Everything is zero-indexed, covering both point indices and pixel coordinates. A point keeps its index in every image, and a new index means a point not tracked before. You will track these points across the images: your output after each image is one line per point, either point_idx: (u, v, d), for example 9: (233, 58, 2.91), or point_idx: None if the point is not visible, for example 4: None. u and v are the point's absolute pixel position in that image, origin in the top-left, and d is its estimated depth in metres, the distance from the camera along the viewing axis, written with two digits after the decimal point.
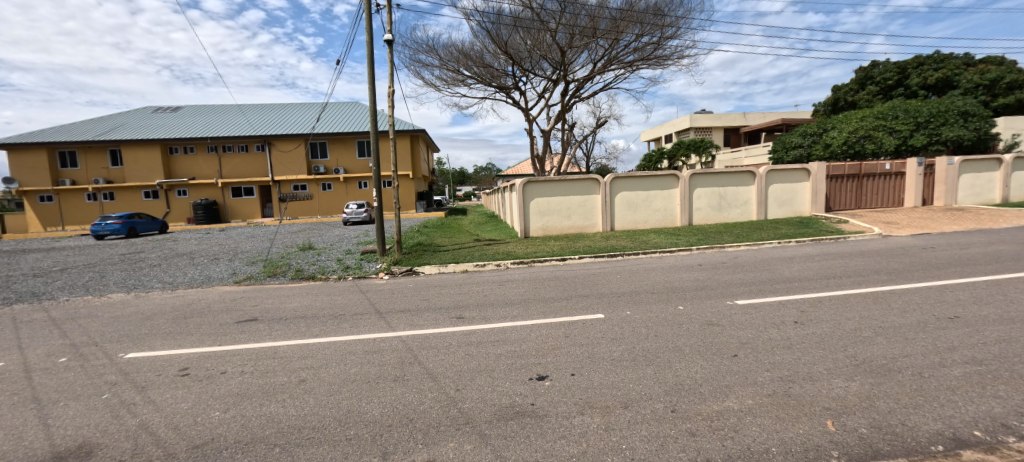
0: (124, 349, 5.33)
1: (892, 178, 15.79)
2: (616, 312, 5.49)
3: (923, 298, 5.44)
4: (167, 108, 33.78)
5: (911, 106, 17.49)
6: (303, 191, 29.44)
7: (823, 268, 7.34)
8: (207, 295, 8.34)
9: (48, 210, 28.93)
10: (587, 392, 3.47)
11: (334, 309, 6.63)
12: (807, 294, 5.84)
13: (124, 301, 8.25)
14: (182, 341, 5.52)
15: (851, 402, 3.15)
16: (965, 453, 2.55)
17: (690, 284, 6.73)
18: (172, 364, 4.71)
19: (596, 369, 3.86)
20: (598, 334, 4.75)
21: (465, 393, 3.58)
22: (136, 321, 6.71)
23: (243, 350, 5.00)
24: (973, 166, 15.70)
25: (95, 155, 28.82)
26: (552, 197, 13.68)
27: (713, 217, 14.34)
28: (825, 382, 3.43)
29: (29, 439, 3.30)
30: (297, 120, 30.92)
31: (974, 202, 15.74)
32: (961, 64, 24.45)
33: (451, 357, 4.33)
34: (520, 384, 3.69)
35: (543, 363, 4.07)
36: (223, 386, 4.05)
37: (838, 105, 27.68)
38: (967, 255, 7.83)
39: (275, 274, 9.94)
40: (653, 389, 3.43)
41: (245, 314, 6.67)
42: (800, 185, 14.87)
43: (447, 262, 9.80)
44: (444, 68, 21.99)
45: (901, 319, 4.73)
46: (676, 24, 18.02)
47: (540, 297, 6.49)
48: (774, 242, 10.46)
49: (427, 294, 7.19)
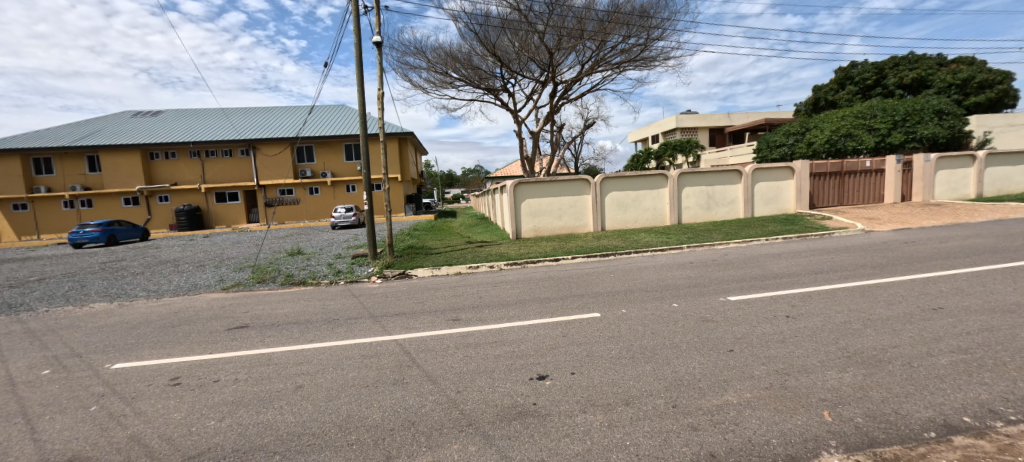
0: (110, 360, 5.21)
1: (872, 175, 16.21)
2: (612, 311, 5.53)
3: (908, 291, 5.58)
4: (146, 113, 33.09)
5: (888, 105, 17.97)
6: (289, 195, 29.11)
7: (811, 264, 7.47)
8: (194, 303, 8.20)
9: (23, 218, 28.14)
10: (587, 391, 3.49)
11: (327, 314, 6.57)
12: (797, 289, 5.96)
13: (107, 311, 8.03)
14: (171, 350, 5.41)
15: (845, 392, 3.22)
16: (956, 439, 2.64)
17: (683, 282, 6.81)
18: (162, 374, 4.61)
19: (595, 368, 3.88)
20: (595, 333, 4.77)
21: (466, 395, 3.58)
22: (120, 330, 6.55)
23: (235, 358, 4.91)
24: (948, 162, 16.15)
25: (72, 161, 28.12)
26: (543, 198, 13.73)
27: (702, 215, 14.54)
28: (820, 374, 3.50)
29: (16, 454, 3.23)
30: (282, 124, 30.52)
31: (950, 198, 16.19)
32: (934, 64, 25.19)
33: (450, 359, 4.33)
34: (521, 384, 3.69)
35: (542, 362, 4.09)
36: (217, 395, 3.99)
37: (818, 105, 28.31)
38: (946, 249, 8.06)
39: (264, 279, 9.81)
40: (652, 386, 3.47)
41: (234, 321, 6.57)
42: (785, 183, 15.14)
43: (440, 264, 9.78)
44: (432, 71, 21.97)
45: (889, 311, 4.86)
46: (662, 26, 18.22)
47: (535, 297, 6.52)
48: (761, 239, 10.63)
49: (421, 297, 7.17)
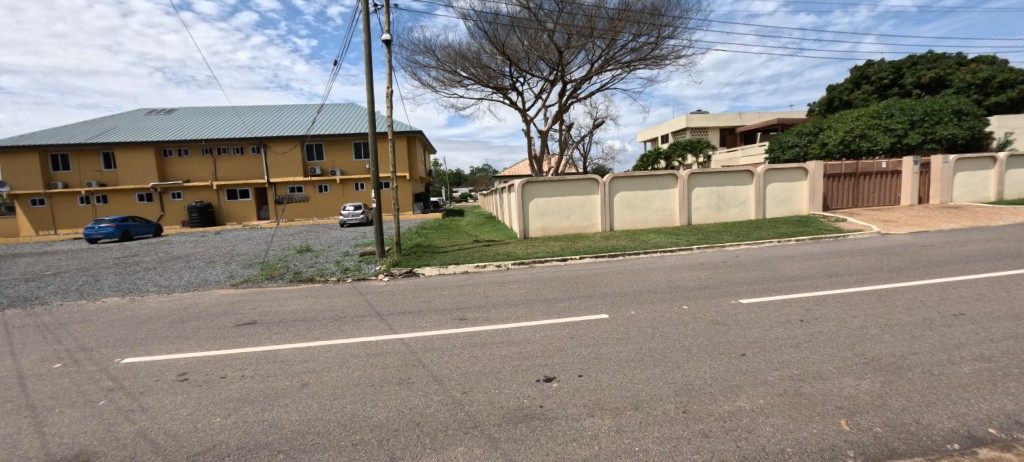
0: (119, 354, 5.23)
1: (888, 177, 15.88)
2: (620, 312, 5.44)
3: (927, 295, 5.43)
4: (161, 111, 33.58)
5: (906, 105, 17.59)
6: (299, 193, 29.33)
7: (825, 267, 7.32)
8: (204, 298, 8.25)
9: (40, 213, 28.68)
10: (596, 394, 3.41)
11: (333, 312, 6.55)
12: (811, 293, 5.81)
13: (118, 306, 8.12)
14: (180, 345, 5.42)
15: (863, 401, 3.12)
16: (981, 452, 2.52)
17: (693, 283, 6.70)
18: (169, 369, 4.61)
19: (604, 370, 3.80)
20: (604, 334, 4.69)
21: (472, 396, 3.52)
22: (131, 325, 6.60)
23: (242, 354, 4.89)
24: (967, 164, 15.77)
25: (88, 157, 28.59)
26: (552, 197, 13.64)
27: (712, 216, 14.35)
28: (836, 381, 3.39)
29: (23, 447, 3.23)
30: (293, 122, 30.74)
31: (969, 200, 15.81)
32: (953, 63, 24.60)
33: (456, 359, 4.29)
34: (528, 386, 3.63)
35: (549, 364, 4.02)
36: (223, 391, 3.95)
37: (833, 105, 27.86)
38: (965, 253, 7.83)
39: (273, 276, 9.85)
40: (662, 390, 3.39)
41: (243, 317, 6.58)
42: (798, 184, 14.90)
43: (448, 263, 9.75)
44: (441, 69, 21.98)
45: (906, 316, 4.72)
46: (673, 24, 18.00)
47: (542, 297, 6.45)
48: (773, 241, 10.43)
49: (428, 296, 7.12)
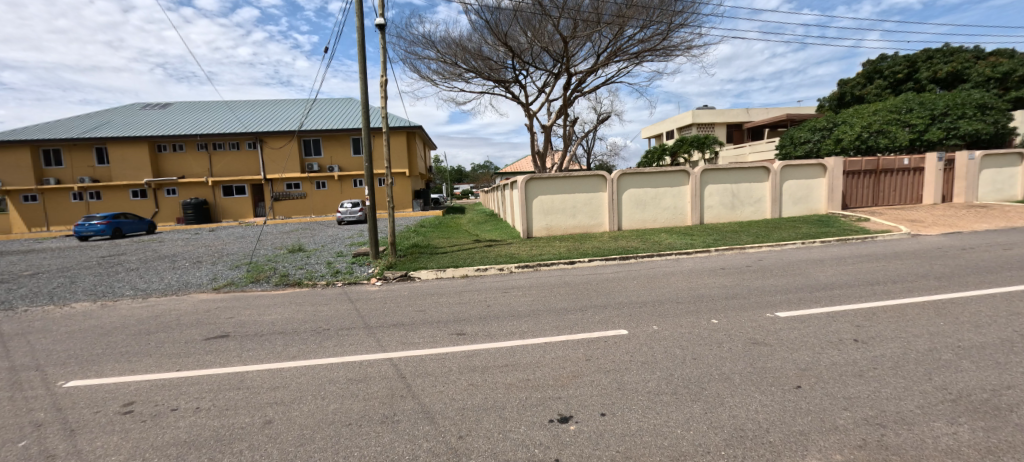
0: (66, 375, 4.54)
1: (910, 174, 15.16)
2: (641, 328, 4.74)
3: (993, 309, 4.71)
4: (155, 106, 32.85)
5: (926, 99, 16.92)
6: (295, 190, 28.61)
7: (861, 273, 6.62)
8: (180, 305, 7.53)
9: (32, 210, 28.01)
10: (626, 442, 2.73)
11: (317, 323, 5.86)
12: (857, 305, 5.11)
13: (87, 312, 7.42)
14: (137, 365, 4.72)
15: (969, 458, 2.44)
16: None
17: (718, 292, 6.00)
18: (117, 397, 3.91)
19: (631, 407, 3.12)
20: (625, 356, 4.00)
21: (470, 443, 2.84)
22: (92, 337, 5.90)
23: (204, 377, 4.19)
24: (994, 161, 15.04)
25: (80, 152, 27.87)
26: (557, 195, 12.91)
27: (726, 215, 13.65)
28: (925, 427, 2.71)
29: None
30: (289, 117, 29.99)
31: (994, 199, 15.08)
32: (971, 57, 23.81)
33: (451, 389, 3.60)
34: (539, 428, 2.95)
35: (563, 397, 3.33)
36: (168, 431, 3.25)
37: (844, 100, 27.11)
38: (1015, 257, 7.10)
39: (258, 280, 9.13)
40: (707, 438, 2.71)
41: (216, 329, 5.88)
42: (816, 181, 14.19)
43: (446, 266, 9.05)
44: (441, 61, 21.23)
45: (981, 337, 4.01)
46: (685, 12, 17.25)
47: (551, 308, 5.75)
48: (797, 243, 9.71)
49: (422, 305, 6.43)
